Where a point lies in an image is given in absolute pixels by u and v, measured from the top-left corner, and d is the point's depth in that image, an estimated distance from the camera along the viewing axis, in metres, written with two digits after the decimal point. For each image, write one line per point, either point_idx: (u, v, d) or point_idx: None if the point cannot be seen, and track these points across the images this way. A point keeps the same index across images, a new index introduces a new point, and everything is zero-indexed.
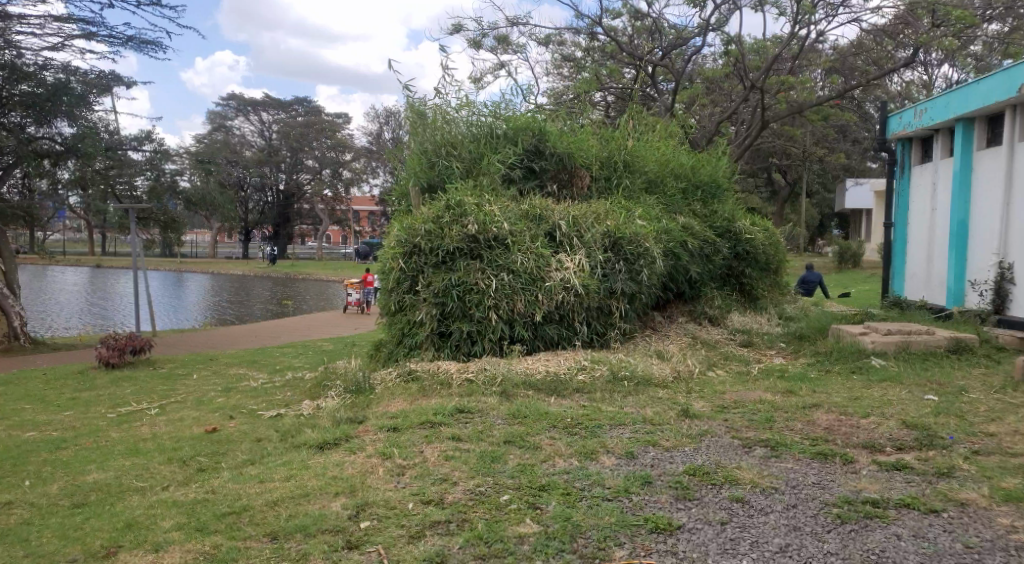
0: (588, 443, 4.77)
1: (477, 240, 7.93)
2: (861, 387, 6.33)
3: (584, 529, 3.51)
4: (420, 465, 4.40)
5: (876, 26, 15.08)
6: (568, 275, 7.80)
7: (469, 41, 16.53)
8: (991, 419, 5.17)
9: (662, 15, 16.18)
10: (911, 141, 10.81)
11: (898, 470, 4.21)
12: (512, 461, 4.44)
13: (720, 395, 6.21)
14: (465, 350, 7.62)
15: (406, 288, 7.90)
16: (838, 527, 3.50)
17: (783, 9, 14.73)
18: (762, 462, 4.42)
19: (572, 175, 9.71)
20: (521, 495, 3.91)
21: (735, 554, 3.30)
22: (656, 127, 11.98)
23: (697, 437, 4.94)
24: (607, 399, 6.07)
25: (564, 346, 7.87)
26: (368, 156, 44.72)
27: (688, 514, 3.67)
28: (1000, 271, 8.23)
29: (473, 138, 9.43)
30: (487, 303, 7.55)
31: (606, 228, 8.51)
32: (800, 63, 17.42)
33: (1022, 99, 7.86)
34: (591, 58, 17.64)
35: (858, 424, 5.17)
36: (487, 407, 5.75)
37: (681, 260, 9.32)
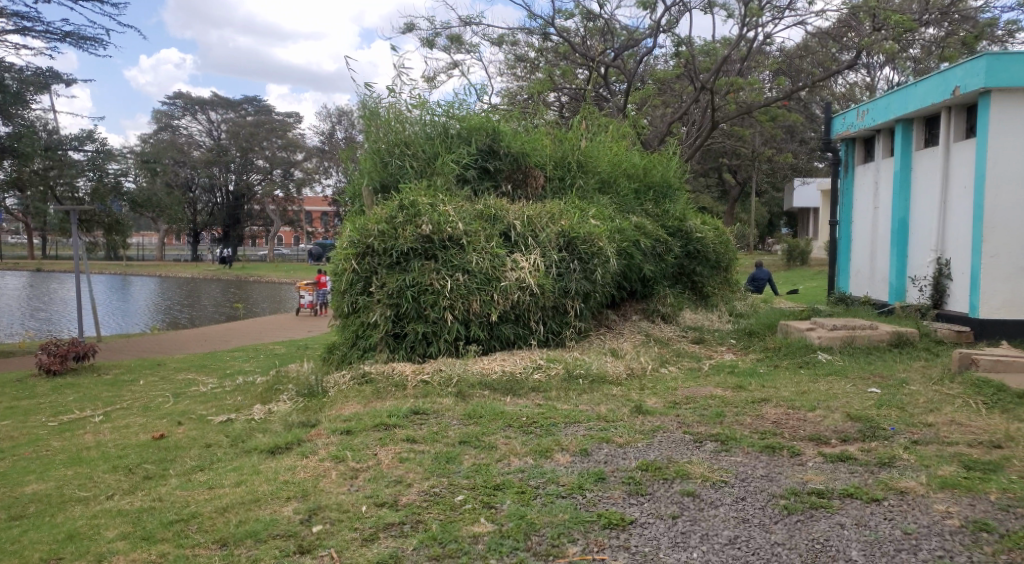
0: (543, 441, 4.81)
1: (432, 240, 7.92)
2: (808, 381, 6.50)
3: (538, 527, 3.53)
4: (374, 468, 4.38)
5: (821, 29, 15.53)
6: (523, 275, 7.83)
7: (422, 41, 16.47)
8: (930, 410, 5.36)
9: (614, 16, 16.37)
10: (854, 141, 11.13)
11: (842, 461, 4.33)
12: (467, 461, 4.45)
13: (672, 391, 6.32)
14: (420, 352, 7.59)
15: (360, 289, 7.84)
16: (785, 518, 3.58)
17: (732, 11, 15.05)
18: (713, 456, 4.51)
19: (526, 174, 9.73)
20: (475, 494, 3.92)
21: (686, 546, 3.36)
22: (608, 128, 12.11)
23: (650, 433, 5.01)
24: (563, 398, 6.12)
25: (520, 346, 7.89)
26: (320, 156, 44.30)
27: (640, 509, 3.72)
28: (938, 267, 8.52)
29: (426, 138, 9.39)
30: (442, 303, 7.54)
31: (560, 228, 8.58)
32: (748, 65, 17.79)
33: (957, 101, 8.15)
34: (545, 59, 17.72)
35: (805, 417, 5.31)
36: (442, 408, 5.75)
37: (634, 259, 9.43)
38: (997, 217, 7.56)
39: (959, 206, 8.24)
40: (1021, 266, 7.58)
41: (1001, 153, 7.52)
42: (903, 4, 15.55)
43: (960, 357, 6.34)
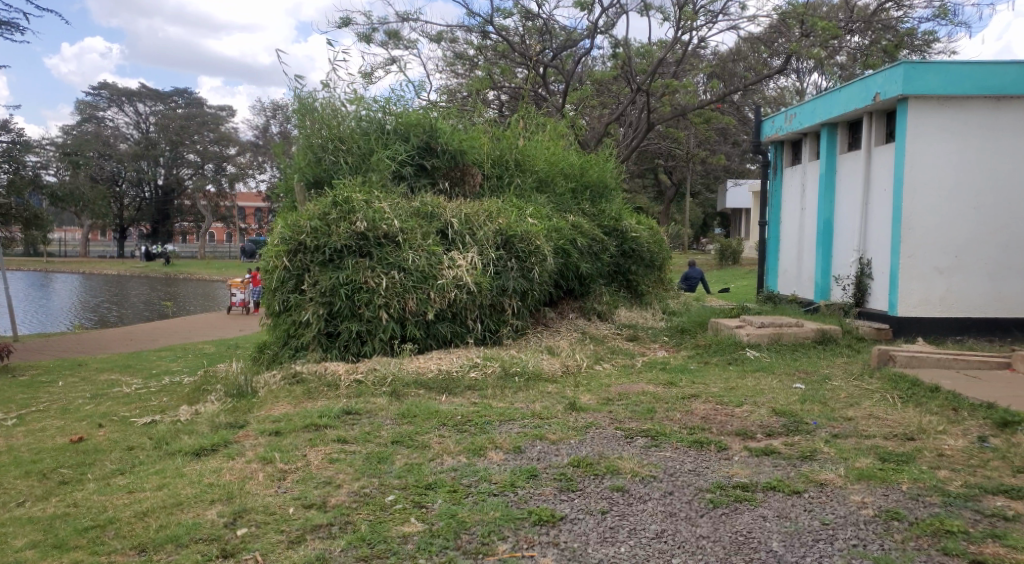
0: (477, 440, 4.81)
1: (366, 237, 7.84)
2: (736, 377, 6.67)
3: (469, 524, 3.54)
4: (304, 469, 4.31)
5: (753, 35, 15.97)
6: (461, 273, 7.82)
7: (359, 35, 16.26)
8: (850, 404, 5.56)
9: (553, 16, 16.49)
10: (783, 144, 11.49)
11: (767, 455, 4.46)
12: (399, 461, 4.42)
13: (605, 388, 6.40)
14: (354, 350, 7.49)
15: (292, 287, 7.71)
16: (710, 512, 3.67)
17: (667, 14, 15.35)
18: (643, 451, 4.59)
19: (464, 172, 9.68)
20: (407, 494, 3.90)
21: (614, 541, 3.40)
22: (546, 127, 12.18)
23: (582, 429, 5.07)
24: (498, 396, 6.13)
25: (457, 344, 7.87)
26: (254, 151, 43.37)
27: (571, 505, 3.76)
28: (861, 267, 8.85)
29: (362, 134, 9.28)
30: (377, 302, 7.46)
31: (498, 226, 8.61)
32: (683, 68, 18.14)
33: (878, 106, 8.49)
34: (483, 57, 17.72)
35: (733, 412, 5.45)
36: (375, 408, 5.69)
37: (571, 257, 9.52)
38: (913, 219, 7.88)
39: (879, 208, 8.56)
40: (936, 266, 7.91)
41: (918, 158, 7.85)
42: (829, 12, 16.10)
43: (879, 353, 6.60)
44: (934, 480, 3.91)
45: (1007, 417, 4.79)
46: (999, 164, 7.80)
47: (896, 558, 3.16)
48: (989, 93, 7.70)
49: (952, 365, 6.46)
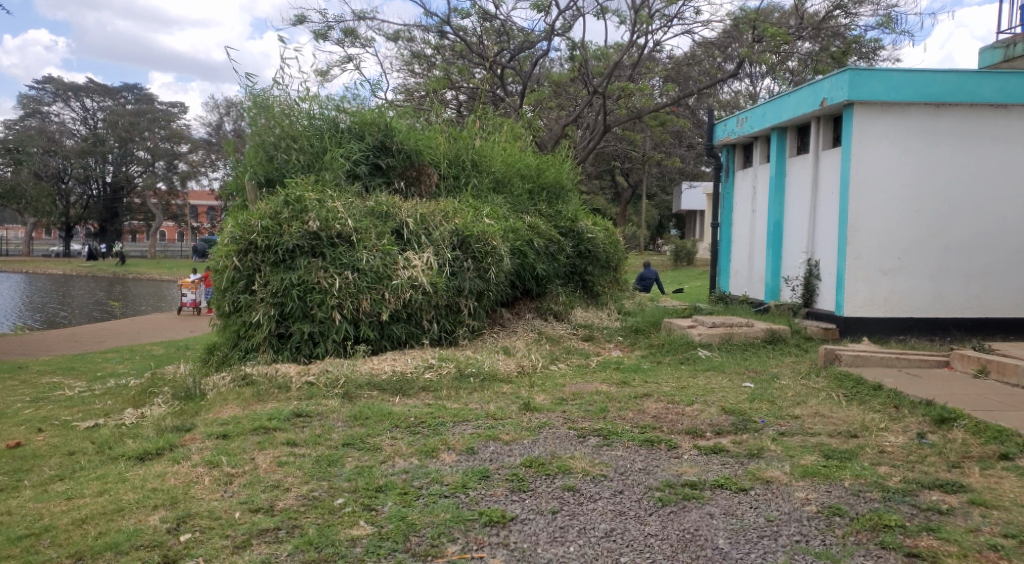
0: (429, 441, 4.79)
1: (319, 237, 7.75)
2: (688, 376, 6.78)
3: (418, 527, 3.52)
4: (251, 472, 4.24)
5: (707, 39, 16.21)
6: (416, 274, 7.77)
7: (314, 33, 16.07)
8: (798, 403, 5.68)
9: (510, 18, 16.52)
10: (734, 147, 11.70)
11: (715, 453, 4.54)
12: (350, 463, 4.38)
13: (560, 387, 6.44)
14: (306, 352, 7.39)
15: (242, 288, 7.59)
16: (658, 510, 3.72)
17: (623, 17, 15.50)
18: (595, 451, 4.62)
19: (420, 172, 9.64)
20: (356, 497, 3.87)
21: (563, 541, 3.42)
22: (503, 128, 12.19)
23: (536, 429, 5.09)
24: (453, 397, 6.12)
25: (412, 345, 7.83)
26: (206, 148, 42.57)
27: (521, 505, 3.77)
28: (809, 268, 9.04)
29: (314, 132, 9.17)
30: (330, 303, 7.38)
31: (454, 226, 8.58)
32: (639, 70, 18.33)
33: (825, 111, 8.71)
34: (441, 56, 17.66)
35: (683, 411, 5.53)
36: (327, 410, 5.63)
37: (527, 258, 9.54)
38: (859, 222, 8.09)
39: (827, 210, 8.77)
40: (881, 267, 8.12)
41: (864, 161, 8.06)
42: (780, 18, 16.43)
43: (825, 352, 6.76)
44: (874, 476, 4.02)
45: (944, 413, 4.93)
46: (941, 169, 8.04)
47: (837, 553, 3.23)
48: (930, 100, 7.93)
49: (894, 364, 6.64)
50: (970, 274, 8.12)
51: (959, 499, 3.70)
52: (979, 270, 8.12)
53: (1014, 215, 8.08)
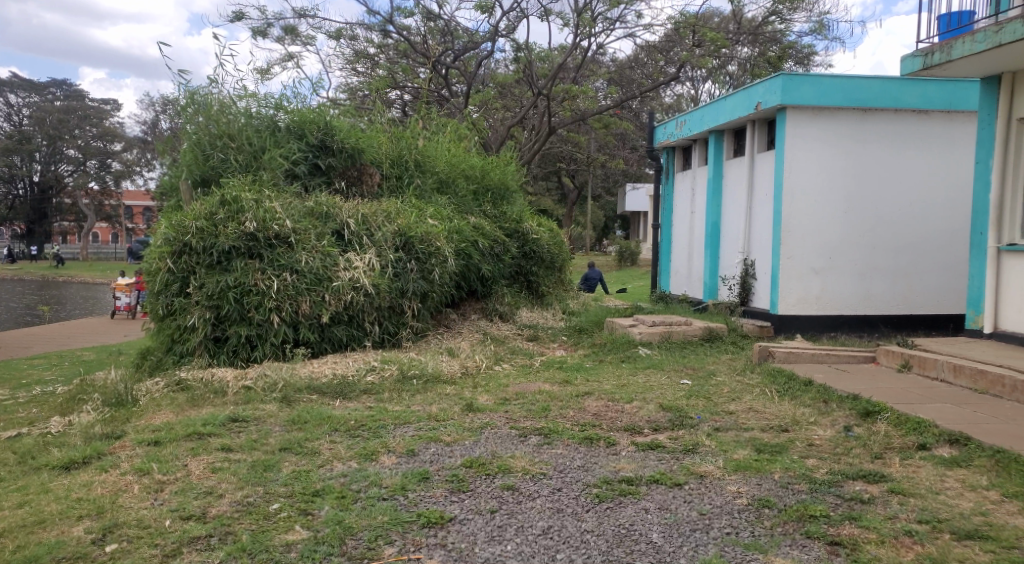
0: (369, 444, 4.76)
1: (256, 238, 7.60)
2: (628, 374, 6.88)
3: (355, 530, 3.50)
4: (183, 479, 4.15)
5: (649, 43, 16.47)
6: (357, 275, 7.70)
7: (253, 30, 15.76)
8: (732, 399, 5.82)
9: (454, 18, 16.48)
10: (674, 149, 11.93)
11: (652, 450, 4.62)
12: (287, 468, 4.32)
13: (504, 388, 6.46)
14: (243, 356, 7.29)
15: (176, 290, 7.40)
16: (595, 506, 3.77)
17: (567, 20, 15.62)
18: (535, 449, 4.66)
19: (362, 172, 9.58)
20: (292, 502, 3.82)
21: (501, 540, 3.44)
22: (447, 127, 12.16)
23: (478, 430, 5.10)
24: (395, 399, 6.08)
25: (354, 347, 7.78)
26: (141, 147, 41.31)
27: (460, 506, 3.78)
28: (745, 268, 9.27)
29: (252, 130, 8.99)
30: (268, 305, 7.25)
31: (397, 227, 8.52)
32: (583, 73, 18.50)
33: (760, 115, 8.93)
34: (385, 55, 17.47)
35: (623, 409, 5.61)
36: (265, 415, 5.53)
37: (472, 259, 9.53)
38: (792, 222, 8.32)
39: (762, 212, 9.00)
40: (813, 266, 8.38)
41: (796, 165, 8.29)
42: (720, 23, 16.74)
43: (759, 349, 6.96)
44: (802, 468, 4.15)
45: (869, 407, 5.12)
46: (869, 172, 8.34)
47: (765, 544, 3.32)
48: (858, 105, 8.21)
49: (824, 359, 6.86)
50: (895, 273, 8.44)
51: (880, 489, 3.85)
52: (904, 270, 8.46)
53: (937, 217, 8.45)
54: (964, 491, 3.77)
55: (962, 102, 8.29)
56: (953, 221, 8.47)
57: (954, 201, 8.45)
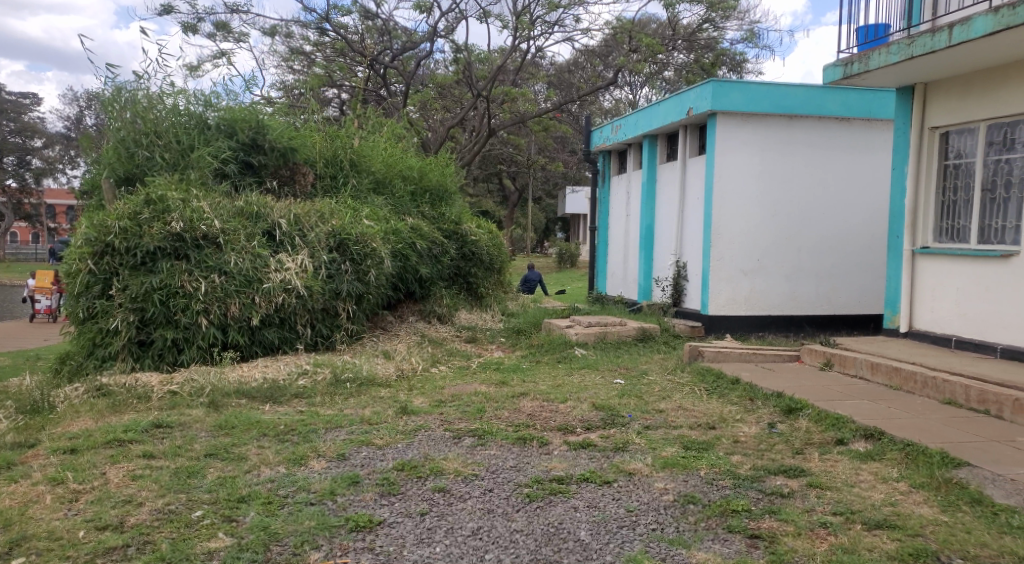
0: (298, 449, 4.68)
1: (183, 239, 7.39)
2: (564, 374, 6.95)
3: (281, 536, 3.44)
4: (100, 488, 4.01)
5: (588, 48, 16.64)
6: (289, 276, 7.57)
7: (183, 25, 15.32)
8: (663, 398, 5.92)
9: (392, 17, 16.34)
10: (610, 152, 12.08)
11: (583, 449, 4.67)
12: (212, 474, 4.21)
13: (439, 390, 6.43)
14: (169, 360, 7.06)
15: (97, 292, 7.14)
16: (526, 506, 3.79)
17: (506, 22, 15.67)
18: (468, 451, 4.66)
19: (294, 171, 9.52)
20: (216, 509, 3.73)
21: (430, 542, 3.42)
22: (384, 127, 12.02)
23: (411, 433, 5.06)
24: (328, 403, 6.00)
25: (285, 350, 7.64)
26: (64, 144, 39.76)
27: (390, 509, 3.75)
28: (677, 270, 9.45)
29: (180, 127, 8.74)
30: (195, 308, 7.06)
31: (331, 227, 8.42)
32: (522, 75, 18.53)
33: (691, 120, 9.11)
34: (322, 54, 17.11)
35: (557, 408, 5.66)
36: (191, 420, 5.38)
37: (409, 260, 9.46)
38: (721, 225, 8.53)
39: (694, 215, 9.19)
40: (741, 268, 8.60)
41: (725, 170, 8.50)
42: (656, 28, 17.04)
43: (689, 349, 7.11)
44: (727, 465, 4.26)
45: (791, 404, 5.28)
46: (795, 177, 8.61)
47: (688, 539, 3.39)
48: (784, 112, 8.46)
49: (751, 358, 7.06)
50: (819, 275, 8.73)
51: (799, 483, 3.98)
52: (828, 271, 8.76)
53: (859, 221, 8.77)
54: (877, 483, 3.93)
55: (881, 111, 8.63)
56: (874, 224, 8.81)
57: (875, 205, 8.80)
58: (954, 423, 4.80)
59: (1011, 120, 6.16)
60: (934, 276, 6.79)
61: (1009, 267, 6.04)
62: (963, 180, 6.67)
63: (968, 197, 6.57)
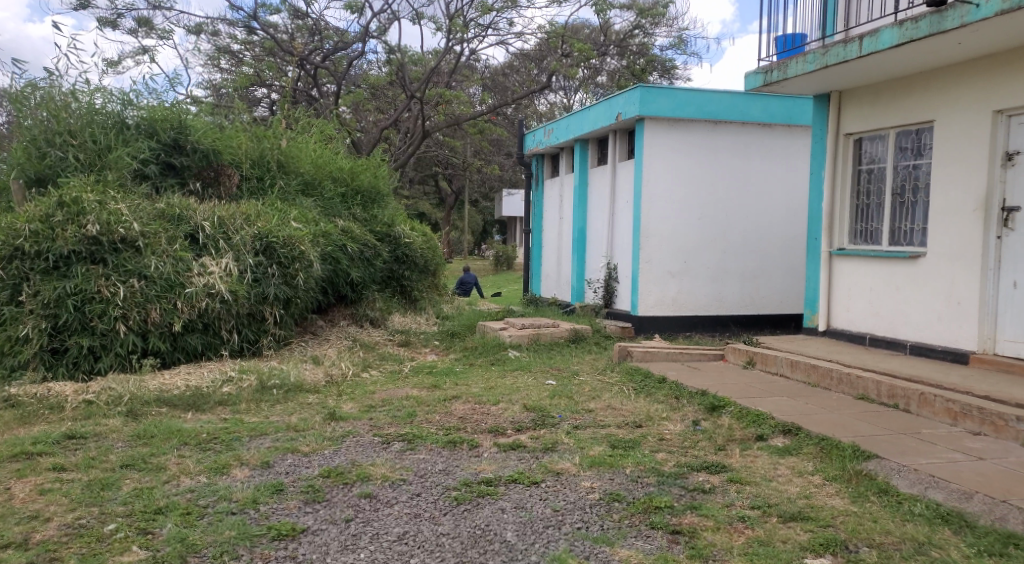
0: (220, 458, 4.55)
1: (100, 242, 7.10)
2: (497, 376, 6.95)
3: (199, 547, 3.34)
4: (5, 504, 3.82)
5: (522, 51, 16.69)
6: (212, 280, 7.37)
7: (103, 20, 14.77)
8: (593, 397, 5.99)
9: (322, 17, 16.09)
10: (543, 156, 12.16)
11: (513, 450, 4.68)
12: (127, 486, 4.06)
13: (370, 395, 6.35)
14: (85, 368, 6.74)
15: (6, 298, 6.79)
16: (453, 509, 3.78)
17: (439, 24, 15.61)
18: (397, 456, 4.61)
19: (219, 173, 9.20)
20: (131, 521, 3.60)
21: (354, 549, 3.37)
22: (313, 127, 11.79)
23: (338, 439, 4.99)
24: (254, 410, 5.86)
25: (209, 356, 7.45)
26: None
27: (314, 516, 3.69)
28: (608, 272, 9.57)
29: (97, 126, 8.39)
30: (112, 313, 6.79)
31: (257, 230, 8.23)
32: (457, 77, 18.45)
33: (620, 124, 9.22)
34: (250, 53, 16.72)
35: (488, 411, 5.66)
36: (107, 430, 5.19)
37: (340, 263, 9.32)
38: (650, 227, 8.69)
39: (624, 218, 9.33)
40: (669, 270, 8.78)
41: (653, 173, 8.65)
42: (590, 33, 17.24)
43: (618, 349, 7.22)
44: (652, 462, 4.33)
45: (715, 402, 5.42)
46: (719, 182, 8.83)
47: (612, 537, 3.43)
48: (710, 117, 8.66)
49: (678, 357, 7.20)
50: (743, 276, 8.98)
51: (720, 478, 4.08)
52: (752, 272, 9.01)
53: (780, 223, 9.05)
54: (793, 477, 4.06)
55: (800, 118, 8.92)
56: (795, 227, 9.10)
57: (795, 208, 9.09)
58: (866, 417, 4.99)
59: (918, 127, 6.46)
60: (850, 277, 7.06)
61: (916, 268, 6.32)
62: (875, 184, 6.94)
63: (881, 201, 6.84)
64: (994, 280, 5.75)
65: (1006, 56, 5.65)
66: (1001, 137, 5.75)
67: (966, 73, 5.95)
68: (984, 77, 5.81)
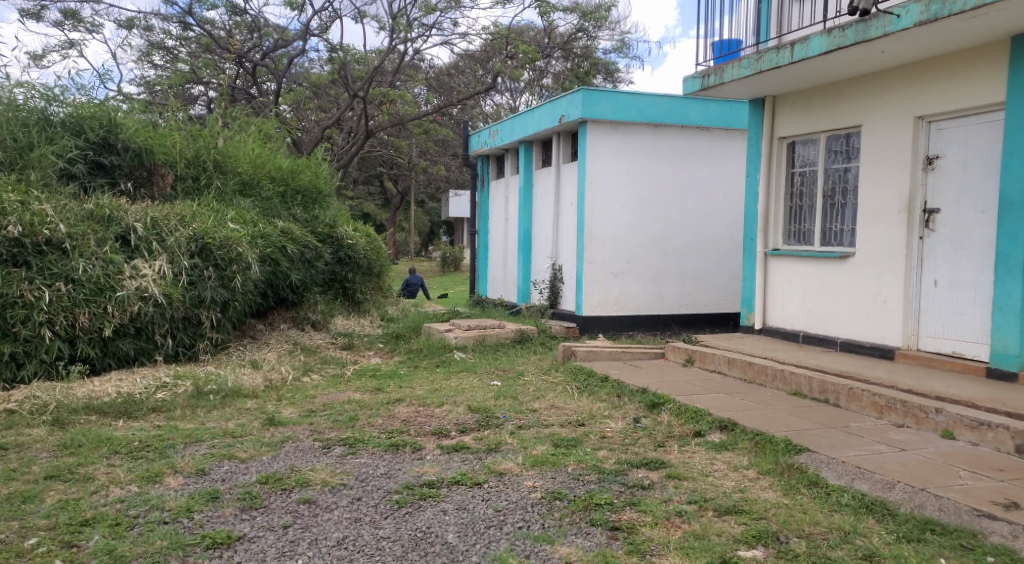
0: (153, 466, 4.42)
1: (23, 244, 6.80)
2: (442, 378, 6.92)
3: (128, 559, 3.25)
4: None
5: (467, 52, 16.65)
6: (145, 284, 7.15)
7: (27, 12, 14.22)
8: (537, 397, 6.01)
9: (261, 14, 15.80)
10: (487, 158, 12.16)
11: (456, 451, 4.67)
12: (50, 499, 3.91)
13: (311, 399, 6.25)
14: (7, 376, 6.39)
15: None
16: (394, 512, 3.75)
17: (382, 23, 15.48)
18: (338, 460, 4.55)
19: (151, 172, 8.94)
20: (54, 535, 3.47)
21: (292, 555, 3.32)
22: (252, 125, 11.55)
23: (277, 444, 4.90)
24: (189, 416, 5.72)
25: (142, 361, 7.26)
26: None
27: (251, 524, 3.61)
28: (553, 272, 9.63)
29: (18, 123, 8.02)
30: (37, 318, 6.49)
31: (192, 231, 8.02)
32: (401, 77, 18.31)
33: (563, 127, 9.27)
34: (186, 49, 16.30)
35: (432, 413, 5.63)
36: (30, 440, 4.99)
37: (280, 265, 9.17)
38: (593, 228, 8.76)
39: (568, 219, 9.39)
40: (612, 270, 8.87)
41: (595, 175, 8.72)
42: (534, 35, 17.29)
43: (562, 349, 7.28)
44: (593, 460, 4.37)
45: (655, 399, 5.50)
46: (659, 183, 8.97)
47: (552, 535, 3.45)
48: (650, 121, 8.79)
49: (621, 356, 7.29)
50: (683, 275, 9.13)
51: (659, 474, 4.14)
52: (691, 272, 9.17)
53: (718, 223, 9.24)
54: (729, 472, 4.15)
55: (736, 122, 9.13)
56: (731, 227, 9.29)
57: (732, 209, 9.29)
58: (798, 412, 5.13)
59: (848, 131, 6.66)
60: (784, 276, 7.24)
61: (847, 267, 6.52)
62: (808, 187, 7.14)
63: (813, 203, 7.04)
64: (916, 279, 5.96)
65: (926, 65, 5.87)
66: (922, 142, 5.97)
67: (890, 80, 6.17)
68: (907, 84, 6.02)
